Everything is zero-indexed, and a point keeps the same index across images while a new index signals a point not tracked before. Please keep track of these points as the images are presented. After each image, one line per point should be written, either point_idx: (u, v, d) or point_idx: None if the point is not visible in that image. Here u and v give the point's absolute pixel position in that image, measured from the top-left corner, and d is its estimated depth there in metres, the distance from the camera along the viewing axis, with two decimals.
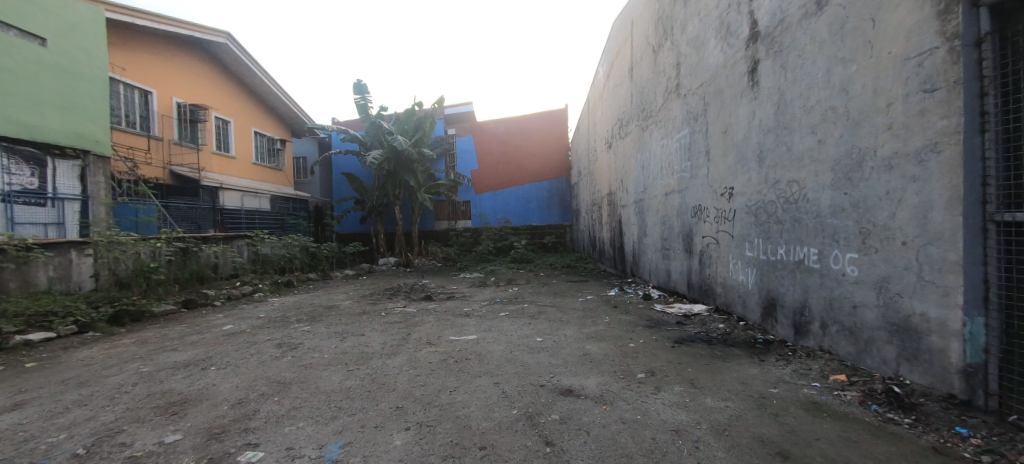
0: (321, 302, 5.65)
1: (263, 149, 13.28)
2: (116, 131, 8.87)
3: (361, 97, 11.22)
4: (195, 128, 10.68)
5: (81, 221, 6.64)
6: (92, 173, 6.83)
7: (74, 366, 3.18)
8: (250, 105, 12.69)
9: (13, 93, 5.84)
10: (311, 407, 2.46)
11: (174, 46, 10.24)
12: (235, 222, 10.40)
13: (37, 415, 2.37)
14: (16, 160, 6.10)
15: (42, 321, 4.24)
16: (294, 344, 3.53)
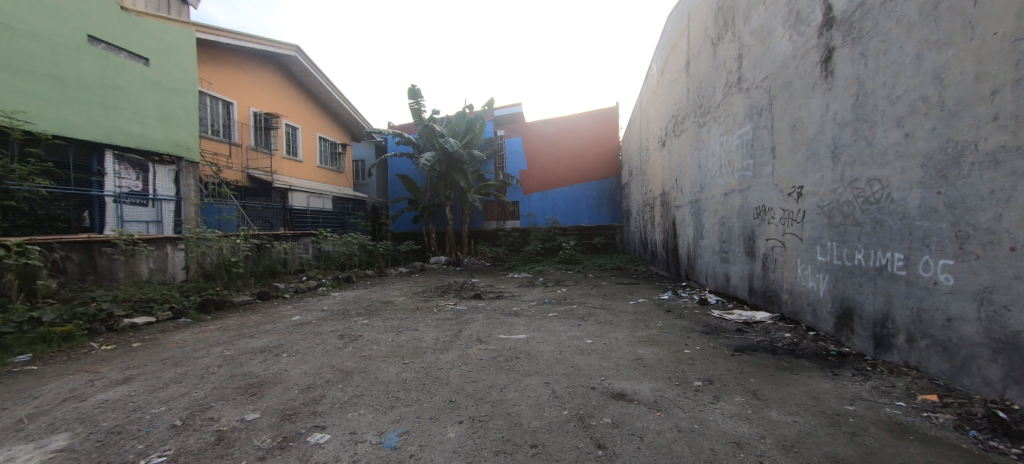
0: (378, 297, 5.94)
1: (326, 153, 14.27)
2: (206, 138, 9.82)
3: (414, 101, 11.69)
4: (268, 134, 11.64)
5: (175, 219, 7.34)
6: (183, 176, 7.68)
7: (171, 347, 3.60)
8: (313, 111, 13.60)
9: (122, 107, 6.71)
10: (371, 396, 2.60)
11: (251, 61, 11.23)
12: (303, 221, 10.73)
13: (143, 388, 2.70)
14: (125, 166, 6.91)
15: (143, 306, 4.78)
16: (355, 335, 3.73)
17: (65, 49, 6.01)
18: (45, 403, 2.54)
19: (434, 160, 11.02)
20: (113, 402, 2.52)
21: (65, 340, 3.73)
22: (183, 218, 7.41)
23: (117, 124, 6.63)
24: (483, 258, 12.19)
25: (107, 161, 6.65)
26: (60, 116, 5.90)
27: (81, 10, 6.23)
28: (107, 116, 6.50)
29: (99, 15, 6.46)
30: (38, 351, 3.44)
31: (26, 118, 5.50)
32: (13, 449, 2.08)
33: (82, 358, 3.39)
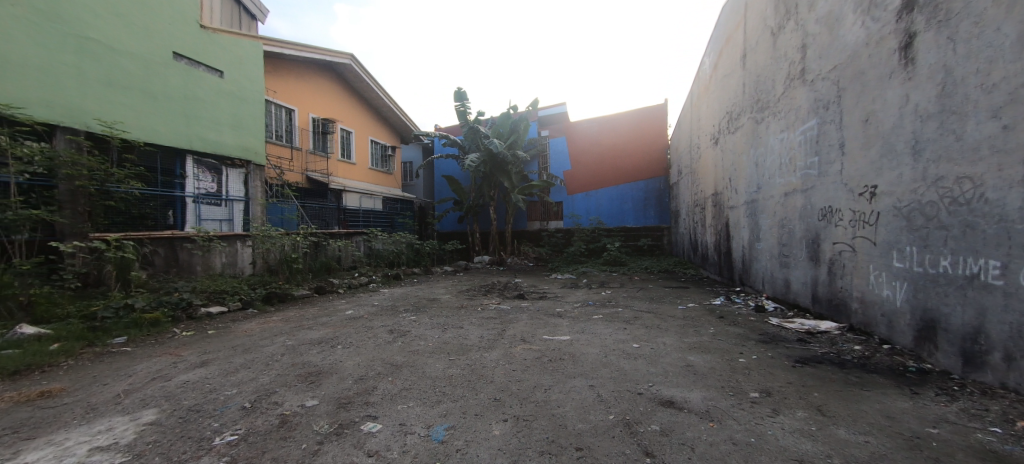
0: (425, 294, 6.14)
1: (376, 156, 14.98)
2: (270, 144, 10.56)
3: (460, 103, 11.97)
4: (324, 138, 12.32)
5: (244, 217, 8.10)
6: (251, 179, 8.37)
7: (241, 335, 3.92)
8: (365, 115, 14.29)
9: (201, 116, 7.40)
10: (419, 390, 2.68)
11: (311, 70, 12.00)
12: (355, 220, 11.24)
13: (217, 372, 2.96)
14: (202, 169, 7.60)
15: (217, 296, 5.23)
16: (404, 331, 3.87)
17: (154, 64, 6.72)
18: (138, 380, 2.86)
19: (479, 161, 11.25)
20: (193, 382, 2.79)
21: (152, 325, 4.18)
22: (251, 216, 8.17)
23: (197, 131, 7.32)
24: (526, 259, 12.28)
25: (188, 165, 7.34)
26: (151, 125, 6.60)
27: (167, 29, 6.92)
28: (189, 123, 7.19)
29: (182, 33, 7.16)
30: (131, 334, 3.90)
31: (124, 127, 6.22)
32: (114, 420, 2.37)
33: (168, 342, 3.78)
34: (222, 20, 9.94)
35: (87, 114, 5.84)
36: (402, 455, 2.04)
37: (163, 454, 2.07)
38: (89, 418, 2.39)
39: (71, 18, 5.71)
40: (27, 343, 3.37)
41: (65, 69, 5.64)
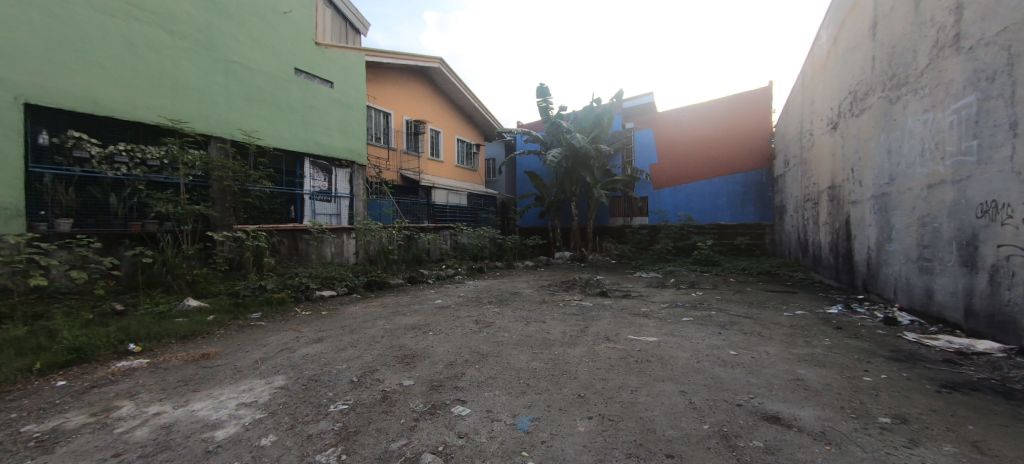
0: (508, 288, 6.34)
1: (461, 154, 15.89)
2: (371, 145, 11.69)
3: (543, 99, 12.12)
4: (416, 139, 13.43)
5: (349, 212, 9.05)
6: (355, 177, 9.38)
7: (348, 316, 4.43)
8: (449, 115, 15.17)
9: (317, 123, 8.42)
10: (504, 379, 2.76)
11: (405, 75, 13.01)
12: (443, 215, 12.05)
13: (330, 348, 3.35)
14: (316, 170, 8.62)
15: (328, 281, 5.91)
16: (489, 322, 4.03)
17: (281, 80, 7.80)
18: (271, 350, 3.37)
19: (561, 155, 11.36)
20: (311, 355, 3.20)
21: (279, 304, 4.89)
22: (354, 211, 9.05)
23: (313, 136, 8.35)
24: (609, 256, 12.08)
25: (306, 166, 8.40)
26: (278, 132, 7.69)
27: (290, 48, 7.98)
28: (308, 130, 8.24)
29: (301, 51, 8.19)
30: (264, 311, 4.64)
31: (259, 135, 7.33)
32: (254, 381, 2.82)
33: (292, 319, 4.40)
34: (332, 37, 11.20)
35: (234, 126, 7.00)
36: (490, 440, 2.13)
37: (292, 415, 2.43)
38: (236, 378, 2.88)
39: (221, 46, 6.85)
40: (192, 313, 4.18)
41: (218, 89, 6.81)
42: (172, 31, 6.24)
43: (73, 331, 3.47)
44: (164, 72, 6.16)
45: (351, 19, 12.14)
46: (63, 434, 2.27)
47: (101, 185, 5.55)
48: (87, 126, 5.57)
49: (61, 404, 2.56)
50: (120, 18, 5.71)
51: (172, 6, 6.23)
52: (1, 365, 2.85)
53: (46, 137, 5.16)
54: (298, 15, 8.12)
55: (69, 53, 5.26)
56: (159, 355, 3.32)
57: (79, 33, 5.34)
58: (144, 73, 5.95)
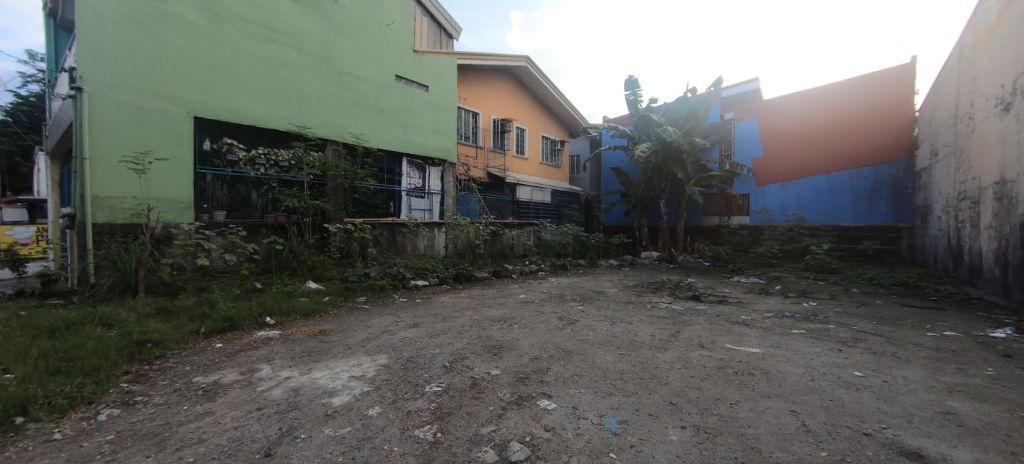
0: (592, 286, 6.28)
1: (547, 151, 16.25)
2: (461, 144, 12.43)
3: (631, 92, 11.76)
4: (502, 137, 13.91)
5: (440, 207, 9.72)
6: (446, 175, 10.01)
7: (441, 305, 4.78)
8: (533, 112, 15.39)
9: (414, 125, 9.08)
10: (590, 378, 2.75)
11: (493, 76, 13.53)
12: (526, 212, 12.37)
13: (425, 333, 3.63)
14: (412, 168, 9.26)
15: (421, 272, 6.37)
16: (573, 319, 4.03)
17: (385, 86, 8.54)
18: (375, 331, 3.75)
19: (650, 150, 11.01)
20: (409, 339, 3.49)
21: (381, 290, 5.42)
22: (444, 207, 9.71)
23: (411, 137, 9.03)
24: (701, 257, 11.61)
25: (403, 165, 9.04)
26: (382, 134, 8.46)
27: (393, 57, 8.70)
28: (406, 132, 8.93)
29: (402, 59, 8.88)
30: (369, 295, 5.18)
31: (366, 137, 8.14)
32: (362, 357, 3.17)
33: (392, 304, 4.89)
34: (429, 44, 11.99)
35: (347, 130, 7.86)
36: (576, 437, 2.13)
37: (395, 391, 2.69)
38: (348, 353, 3.25)
39: (338, 59, 7.73)
40: (312, 294, 4.85)
41: (335, 98, 7.68)
42: (300, 49, 7.20)
43: (226, 302, 4.25)
44: (294, 86, 7.13)
45: (445, 26, 12.70)
46: (221, 386, 2.80)
47: (246, 183, 6.49)
48: (238, 135, 6.60)
49: (221, 361, 3.16)
50: (261, 41, 6.73)
51: (299, 28, 7.18)
52: (179, 327, 3.65)
53: (208, 144, 6.26)
54: (400, 26, 8.80)
55: (226, 73, 6.34)
56: (286, 329, 3.89)
57: (233, 57, 6.41)
58: (279, 87, 6.94)
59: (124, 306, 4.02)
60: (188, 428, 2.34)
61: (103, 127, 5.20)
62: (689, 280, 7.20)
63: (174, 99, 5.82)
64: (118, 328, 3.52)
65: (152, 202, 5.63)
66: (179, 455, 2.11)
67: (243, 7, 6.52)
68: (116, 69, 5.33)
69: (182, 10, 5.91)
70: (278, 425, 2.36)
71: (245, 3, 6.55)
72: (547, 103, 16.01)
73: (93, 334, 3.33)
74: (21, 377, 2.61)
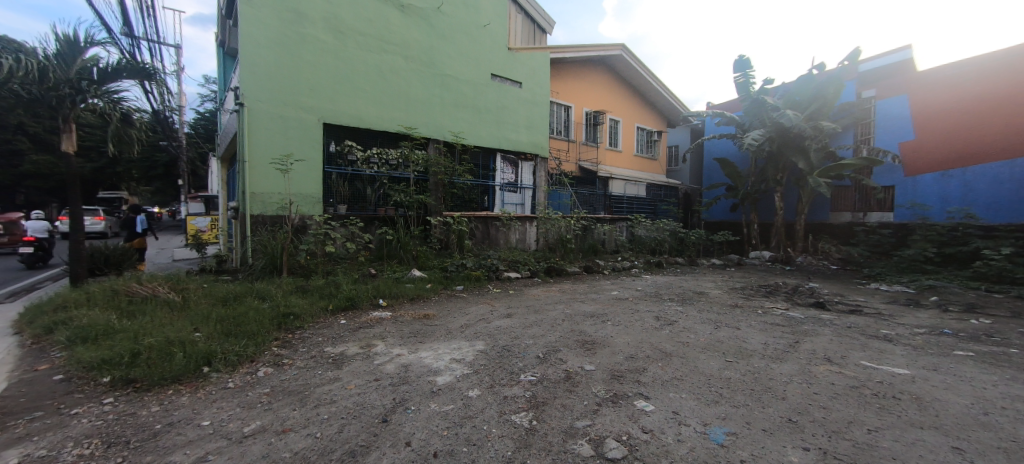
0: (690, 286, 5.91)
1: (643, 142, 15.84)
2: (553, 139, 12.77)
3: (742, 74, 10.79)
4: (595, 130, 13.87)
5: (531, 202, 10.08)
6: (537, 169, 10.13)
7: (533, 297, 4.94)
8: (624, 101, 14.87)
9: (507, 121, 9.33)
10: (692, 383, 2.59)
11: (586, 68, 13.54)
12: (619, 206, 12.04)
13: (518, 324, 3.80)
14: (505, 163, 9.61)
15: (514, 264, 6.60)
16: (671, 320, 3.84)
17: (481, 85, 8.89)
18: (472, 318, 4.03)
19: (764, 137, 9.85)
20: (503, 328, 3.69)
21: (476, 280, 5.75)
22: (536, 201, 10.01)
23: (505, 133, 9.30)
24: (827, 260, 10.26)
25: (497, 161, 9.40)
26: (478, 132, 8.84)
27: (488, 56, 9.00)
28: (500, 128, 9.21)
29: (496, 57, 9.14)
30: (467, 285, 5.55)
31: (464, 135, 8.59)
32: (461, 342, 3.41)
33: (486, 294, 5.20)
34: (523, 41, 12.12)
35: (448, 128, 8.37)
36: (677, 443, 2.00)
37: (493, 376, 2.84)
38: (448, 337, 3.53)
39: (440, 63, 8.25)
40: (417, 281, 5.35)
41: (437, 99, 8.21)
42: (408, 57, 7.84)
43: (348, 284, 4.88)
44: (404, 91, 7.79)
45: (539, 21, 12.70)
46: (346, 356, 3.22)
47: (362, 181, 7.31)
48: (357, 138, 7.45)
49: (345, 335, 3.65)
50: (377, 52, 7.47)
51: (407, 37, 7.82)
52: (313, 303, 4.31)
53: (334, 146, 7.13)
54: (495, 25, 9.07)
55: (348, 83, 7.16)
56: (396, 311, 4.35)
57: (354, 68, 7.21)
58: (391, 92, 7.64)
59: (273, 284, 4.86)
60: (322, 389, 2.75)
61: (261, 135, 6.28)
62: (808, 284, 6.41)
63: (308, 109, 6.75)
64: (269, 301, 4.27)
65: (294, 197, 6.61)
66: (317, 411, 2.48)
67: (362, 24, 7.28)
68: (266, 86, 6.33)
69: (314, 30, 6.79)
70: (392, 395, 2.65)
71: (364, 19, 7.31)
72: (642, 92, 15.48)
73: (252, 305, 4.09)
74: (207, 335, 3.36)
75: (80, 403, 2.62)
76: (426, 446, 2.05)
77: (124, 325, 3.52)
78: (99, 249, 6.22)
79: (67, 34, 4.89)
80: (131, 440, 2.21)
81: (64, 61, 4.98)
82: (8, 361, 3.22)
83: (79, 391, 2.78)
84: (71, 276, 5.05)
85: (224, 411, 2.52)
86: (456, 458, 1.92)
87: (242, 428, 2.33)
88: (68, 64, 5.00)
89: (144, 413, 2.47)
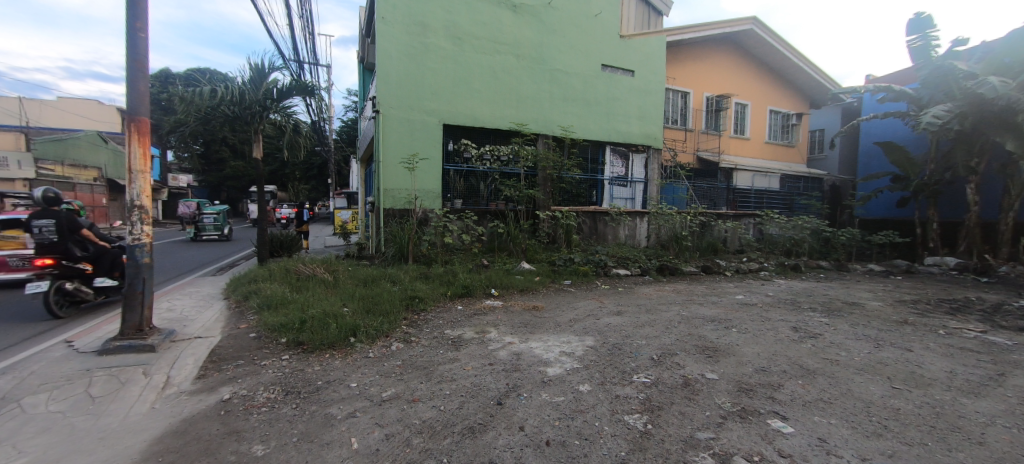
0: (838, 295, 5.08)
1: (778, 127, 13.95)
2: (669, 128, 11.94)
3: (920, 37, 8.82)
4: (717, 116, 12.61)
5: (643, 196, 9.55)
6: (650, 161, 9.52)
7: (645, 296, 4.82)
8: (750, 81, 13.18)
9: (618, 113, 8.99)
10: (844, 408, 2.20)
11: (707, 48, 12.36)
12: (745, 201, 11.07)
13: (630, 323, 3.77)
14: (615, 156, 9.26)
15: (623, 260, 6.42)
16: (814, 333, 3.37)
17: (591, 77, 8.69)
18: (580, 313, 4.11)
19: (949, 113, 7.81)
20: (613, 325, 3.71)
21: (584, 275, 5.80)
22: (648, 196, 9.47)
23: (615, 125, 8.99)
24: None
25: (607, 153, 9.13)
26: (587, 126, 8.70)
27: (598, 47, 8.73)
28: (610, 120, 8.92)
29: (607, 46, 8.82)
30: (574, 279, 5.66)
31: (573, 129, 8.52)
32: (570, 336, 3.51)
33: (594, 290, 5.21)
34: (636, 26, 11.48)
35: (557, 123, 8.41)
36: None
37: (604, 372, 2.83)
38: (557, 330, 3.66)
39: (550, 59, 8.29)
40: (526, 273, 5.63)
41: (546, 95, 8.28)
42: (520, 56, 8.04)
43: (463, 273, 5.31)
44: (515, 89, 8.02)
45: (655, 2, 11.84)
46: (464, 340, 3.54)
47: (476, 176, 7.78)
48: (472, 136, 7.90)
49: (462, 321, 4.01)
50: (492, 55, 7.82)
51: (519, 36, 8.01)
52: (435, 289, 4.78)
53: (452, 145, 7.66)
54: (607, 14, 8.73)
55: (466, 86, 7.63)
56: (507, 300, 4.68)
57: (470, 71, 7.65)
58: (504, 91, 7.94)
59: (402, 270, 5.53)
60: (444, 367, 3.04)
61: (392, 137, 7.08)
62: (1016, 301, 4.99)
63: (431, 112, 7.37)
64: (399, 284, 4.87)
65: (419, 193, 7.31)
66: (440, 386, 2.76)
67: (479, 28, 7.68)
68: (397, 93, 7.10)
69: (437, 39, 7.37)
70: (506, 380, 2.81)
71: (481, 24, 7.69)
72: (777, 70, 13.59)
73: (387, 287, 4.70)
74: (353, 311, 3.96)
75: (267, 356, 3.34)
76: (539, 433, 2.13)
77: (295, 297, 4.35)
78: (277, 235, 7.70)
79: (257, 64, 6.12)
80: (301, 390, 2.74)
81: (255, 85, 6.21)
82: (222, 319, 4.27)
83: (265, 348, 3.54)
84: (259, 256, 6.39)
85: (367, 376, 2.96)
86: (568, 449, 1.95)
87: (381, 392, 2.70)
88: (258, 87, 6.23)
89: (310, 371, 3.04)
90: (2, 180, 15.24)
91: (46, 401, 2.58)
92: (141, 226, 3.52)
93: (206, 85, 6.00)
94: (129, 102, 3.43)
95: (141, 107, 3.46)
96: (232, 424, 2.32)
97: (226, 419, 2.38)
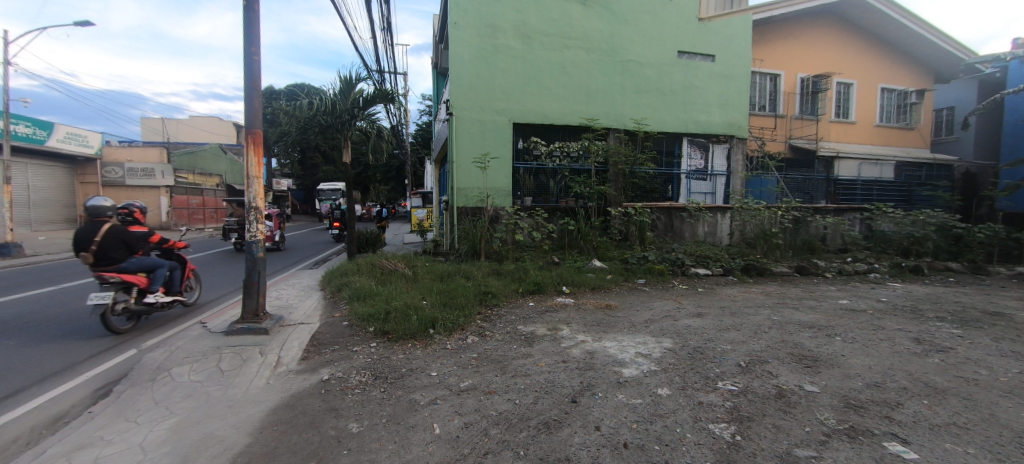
0: (976, 303, 4.33)
1: (891, 106, 12.11)
2: (756, 116, 10.89)
3: None
4: (814, 98, 11.25)
5: (725, 191, 8.88)
6: (733, 152, 8.78)
7: (728, 297, 4.53)
8: (852, 54, 11.55)
9: (696, 102, 8.43)
10: (984, 437, 1.88)
11: (799, 23, 11.07)
12: (850, 193, 9.96)
13: (714, 326, 3.58)
14: (694, 148, 8.69)
15: (702, 259, 6.04)
16: (942, 347, 2.95)
17: (666, 66, 8.23)
18: (656, 314, 4.00)
19: None
20: (694, 328, 3.57)
21: (659, 274, 5.59)
22: (731, 190, 8.81)
23: (693, 115, 8.44)
24: None
25: (684, 145, 8.61)
26: (662, 118, 8.28)
27: (674, 33, 8.23)
28: (688, 110, 8.40)
29: (684, 31, 8.28)
30: (648, 278, 5.49)
31: (646, 122, 8.17)
32: (646, 337, 3.44)
33: (671, 290, 5.00)
34: None
35: (629, 117, 8.11)
36: None
37: (683, 377, 2.72)
38: (632, 331, 3.60)
39: (621, 50, 7.99)
40: (598, 271, 5.59)
41: (618, 88, 8.01)
42: (590, 50, 7.85)
43: (535, 270, 5.43)
44: (585, 84, 7.86)
45: None
46: (536, 336, 3.62)
47: (545, 173, 7.77)
48: (543, 134, 7.88)
49: (534, 317, 4.10)
50: (561, 50, 7.73)
51: (589, 29, 7.82)
52: (508, 285, 4.92)
53: (522, 143, 7.74)
54: None
55: (536, 84, 7.64)
56: (578, 298, 4.67)
57: (540, 68, 7.63)
58: (575, 87, 7.82)
59: (476, 266, 5.76)
60: (518, 362, 3.13)
61: (465, 138, 7.34)
62: None
63: (501, 111, 7.50)
64: (473, 279, 5.12)
65: (490, 192, 7.50)
66: (515, 381, 2.85)
67: (549, 25, 7.63)
68: (469, 95, 7.32)
69: (506, 39, 7.45)
70: (580, 378, 2.82)
71: (550, 20, 7.63)
72: (887, 40, 11.77)
73: (462, 282, 4.95)
74: (431, 304, 4.24)
75: (357, 343, 3.70)
76: (616, 435, 2.11)
77: (381, 290, 4.73)
78: (364, 233, 8.46)
79: (346, 76, 6.66)
80: (388, 376, 3.00)
81: (345, 96, 6.77)
82: (320, 308, 4.82)
83: (356, 335, 3.91)
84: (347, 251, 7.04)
85: (445, 366, 3.16)
86: (647, 453, 1.91)
87: (460, 383, 2.87)
88: (347, 97, 6.78)
89: (395, 358, 3.30)
90: (150, 187, 18.10)
91: (190, 371, 3.12)
92: (256, 226, 4.04)
93: (305, 99, 6.71)
94: (247, 118, 3.96)
95: (256, 121, 3.97)
96: (331, 402, 2.61)
97: (326, 397, 2.70)
